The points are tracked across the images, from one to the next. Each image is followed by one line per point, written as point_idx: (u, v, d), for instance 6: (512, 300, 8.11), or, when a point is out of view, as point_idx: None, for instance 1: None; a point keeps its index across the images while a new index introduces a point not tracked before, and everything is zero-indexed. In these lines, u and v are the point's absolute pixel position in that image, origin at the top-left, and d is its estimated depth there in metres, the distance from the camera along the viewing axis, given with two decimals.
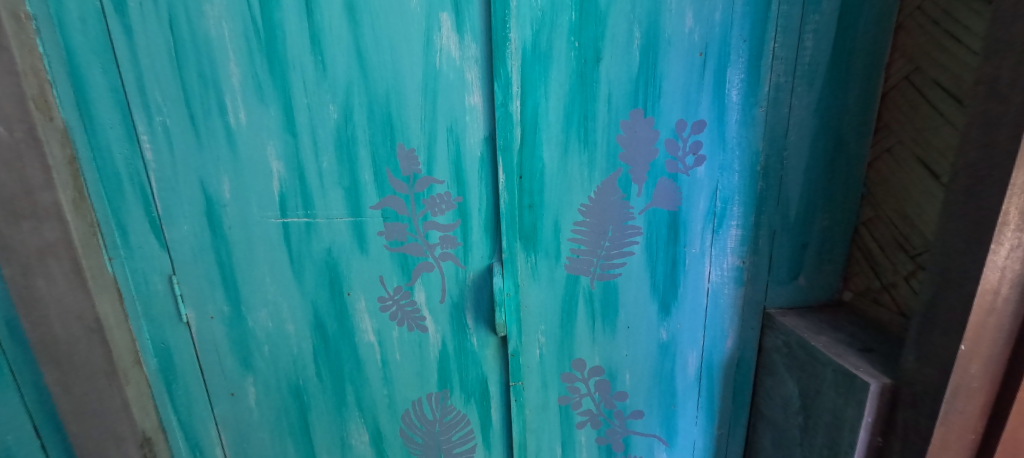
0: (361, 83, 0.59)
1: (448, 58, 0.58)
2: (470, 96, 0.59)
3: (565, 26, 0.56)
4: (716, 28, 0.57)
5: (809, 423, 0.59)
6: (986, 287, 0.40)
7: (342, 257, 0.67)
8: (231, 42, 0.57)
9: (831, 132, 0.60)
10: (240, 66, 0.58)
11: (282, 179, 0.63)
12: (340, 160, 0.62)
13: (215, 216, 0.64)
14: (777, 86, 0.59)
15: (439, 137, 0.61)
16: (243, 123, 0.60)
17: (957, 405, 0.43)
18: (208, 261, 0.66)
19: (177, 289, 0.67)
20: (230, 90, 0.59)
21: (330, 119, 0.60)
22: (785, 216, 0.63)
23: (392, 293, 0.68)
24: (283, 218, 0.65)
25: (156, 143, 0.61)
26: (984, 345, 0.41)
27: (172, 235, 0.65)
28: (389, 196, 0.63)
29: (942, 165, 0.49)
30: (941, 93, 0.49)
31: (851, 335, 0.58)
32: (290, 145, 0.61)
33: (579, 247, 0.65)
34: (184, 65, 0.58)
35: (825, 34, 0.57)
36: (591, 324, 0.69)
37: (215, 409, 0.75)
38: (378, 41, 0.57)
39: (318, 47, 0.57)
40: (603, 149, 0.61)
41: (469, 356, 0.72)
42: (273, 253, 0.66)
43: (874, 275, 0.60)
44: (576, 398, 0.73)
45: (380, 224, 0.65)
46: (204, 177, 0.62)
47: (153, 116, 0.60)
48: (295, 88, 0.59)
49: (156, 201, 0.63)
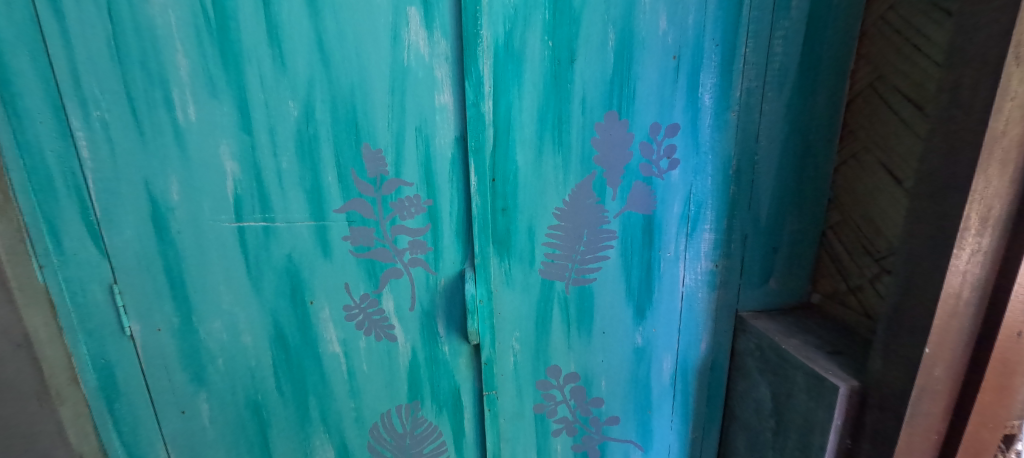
0: (324, 79, 0.55)
1: (417, 55, 0.55)
2: (440, 95, 0.57)
3: (539, 24, 0.55)
4: (689, 31, 0.56)
5: (781, 426, 0.59)
6: (949, 291, 0.40)
7: (304, 264, 0.63)
8: (179, 31, 0.53)
9: (800, 137, 0.61)
10: (189, 58, 0.54)
11: (237, 180, 0.58)
12: (301, 161, 0.58)
13: (163, 219, 0.59)
14: (749, 90, 0.59)
15: (408, 138, 0.58)
16: (194, 120, 0.56)
17: (921, 407, 0.44)
18: (154, 268, 0.61)
19: (119, 300, 0.62)
20: (178, 83, 0.54)
21: (290, 117, 0.56)
22: (756, 220, 0.64)
23: (358, 300, 0.65)
24: (239, 222, 0.60)
25: (94, 140, 0.56)
26: (947, 349, 0.42)
27: (113, 240, 0.59)
28: (354, 199, 0.60)
29: (905, 171, 0.50)
30: (904, 100, 0.50)
31: (820, 337, 0.59)
32: (246, 144, 0.57)
33: (554, 252, 0.63)
34: (126, 56, 0.53)
35: (793, 40, 0.57)
36: (567, 330, 0.67)
37: (164, 428, 0.69)
38: (342, 35, 0.54)
39: (276, 40, 0.54)
40: (578, 151, 0.59)
41: (441, 365, 0.69)
42: (228, 260, 0.62)
43: (840, 278, 0.61)
44: (552, 406, 0.71)
45: (345, 228, 0.61)
46: (149, 177, 0.57)
47: (89, 110, 0.55)
48: (251, 83, 0.55)
49: (95, 204, 0.58)
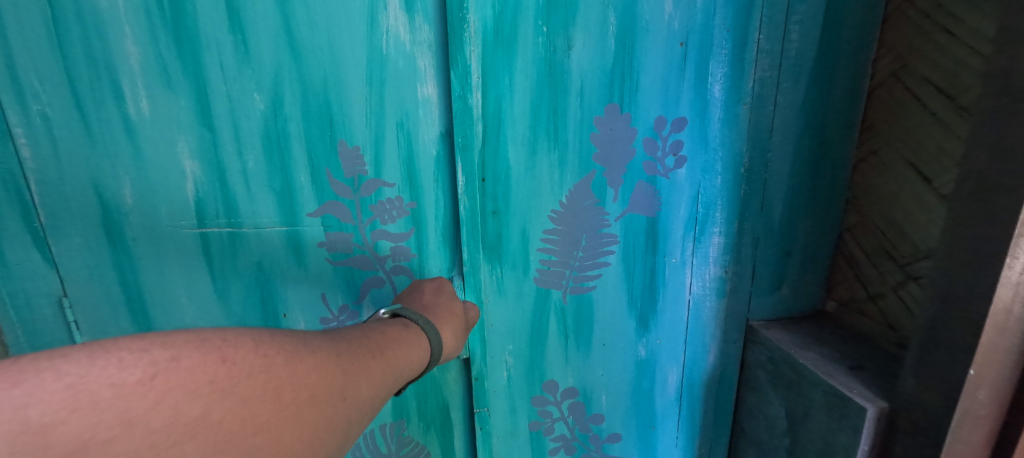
0: (292, 67, 0.49)
1: (397, 41, 0.50)
2: (424, 86, 0.51)
3: (532, 7, 0.49)
4: (697, 16, 0.51)
5: (796, 448, 0.54)
6: (999, 306, 0.36)
7: (275, 273, 0.57)
8: (127, 13, 0.47)
9: (817, 132, 0.56)
10: (139, 44, 0.48)
11: (198, 181, 0.53)
12: (269, 160, 0.52)
13: (117, 227, 0.53)
14: (762, 81, 0.54)
15: (389, 133, 0.53)
16: (147, 115, 0.50)
17: (963, 434, 0.39)
18: (107, 279, 0.55)
19: (71, 315, 0.56)
20: (128, 72, 0.48)
21: (256, 111, 0.51)
22: (768, 222, 0.59)
23: (336, 313, 0.59)
24: (201, 228, 0.54)
25: (34, 137, 0.49)
26: (992, 369, 0.38)
27: (61, 249, 0.54)
28: (329, 201, 0.55)
29: (939, 169, 0.46)
30: (936, 91, 0.46)
31: (839, 350, 0.54)
32: (207, 141, 0.51)
33: (549, 258, 0.58)
34: (66, 43, 0.47)
35: (811, 26, 0.52)
36: (564, 342, 0.62)
37: None
38: (312, 17, 0.48)
39: (238, 25, 0.48)
40: (575, 148, 0.54)
41: (427, 381, 0.63)
42: (191, 270, 0.56)
43: (859, 285, 0.57)
44: (549, 423, 0.66)
45: (320, 233, 0.56)
46: (99, 179, 0.51)
47: (28, 104, 0.48)
48: (211, 72, 0.49)
49: (39, 209, 0.52)
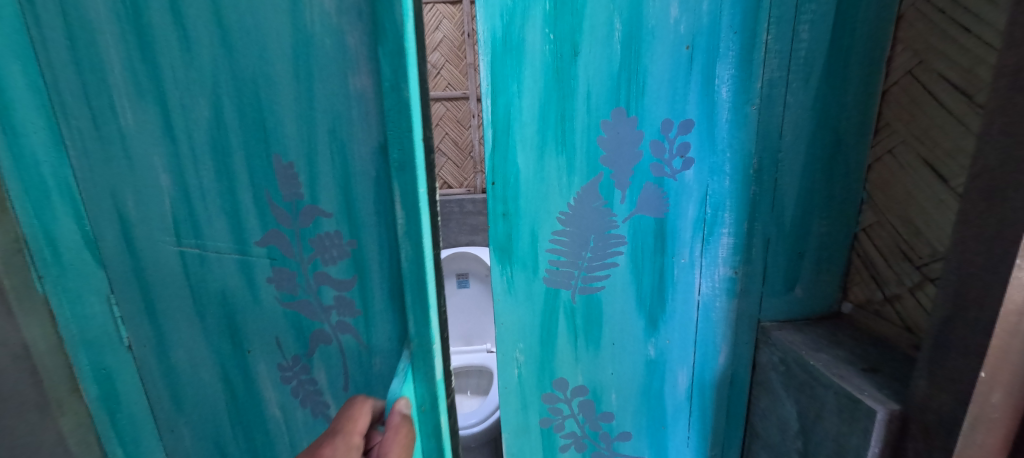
0: (229, 72, 0.51)
1: (325, 24, 0.48)
2: (357, 81, 0.50)
3: (539, 16, 0.51)
4: (703, 20, 0.52)
5: (808, 450, 0.54)
6: (1010, 307, 0.35)
7: (236, 302, 0.61)
8: (107, 26, 0.50)
9: (829, 132, 0.55)
10: (120, 60, 0.52)
11: (172, 197, 0.56)
12: (219, 178, 0.55)
13: (128, 233, 0.58)
14: (773, 81, 0.53)
15: (323, 142, 0.52)
16: (131, 127, 0.54)
17: (978, 437, 0.38)
18: (129, 283, 0.60)
19: (116, 311, 0.61)
20: (115, 87, 0.53)
21: (201, 117, 0.53)
22: (780, 223, 0.58)
23: (290, 363, 0.62)
24: (179, 245, 0.58)
25: (76, 148, 0.55)
26: (1006, 371, 0.37)
27: (104, 250, 0.59)
28: (272, 231, 0.57)
29: (953, 170, 0.45)
30: (952, 89, 0.45)
31: (853, 352, 0.53)
32: (172, 154, 0.55)
33: (558, 259, 0.59)
34: (83, 60, 0.52)
35: (822, 25, 0.52)
36: (573, 341, 0.63)
37: (164, 443, 0.67)
38: (243, 17, 0.49)
39: (180, 23, 0.50)
40: (583, 151, 0.55)
41: None
42: (175, 289, 0.61)
43: (876, 286, 0.56)
44: (559, 421, 0.67)
45: (268, 268, 0.59)
46: (116, 189, 0.56)
47: (67, 117, 0.54)
48: (167, 79, 0.52)
49: (87, 214, 0.58)
